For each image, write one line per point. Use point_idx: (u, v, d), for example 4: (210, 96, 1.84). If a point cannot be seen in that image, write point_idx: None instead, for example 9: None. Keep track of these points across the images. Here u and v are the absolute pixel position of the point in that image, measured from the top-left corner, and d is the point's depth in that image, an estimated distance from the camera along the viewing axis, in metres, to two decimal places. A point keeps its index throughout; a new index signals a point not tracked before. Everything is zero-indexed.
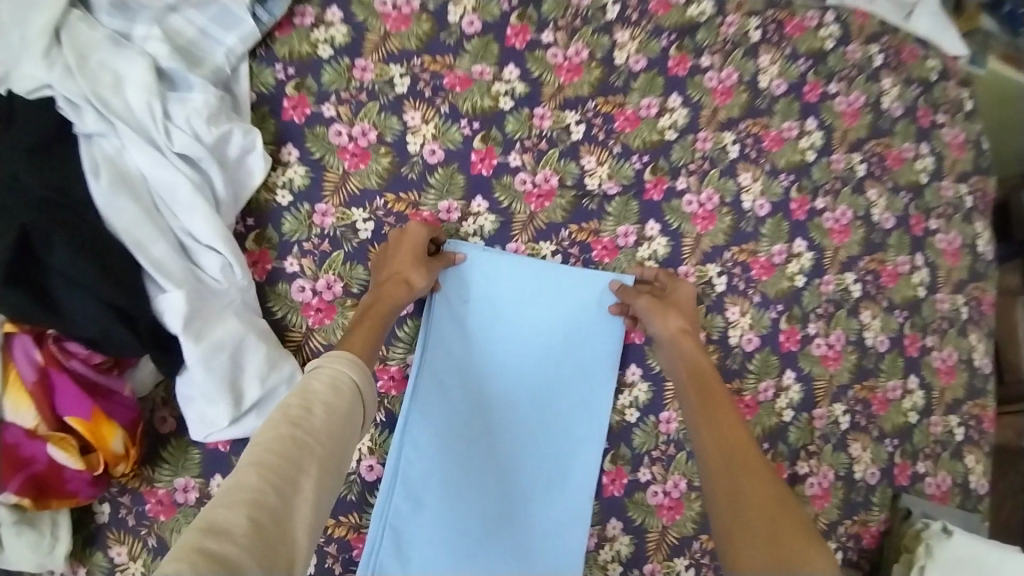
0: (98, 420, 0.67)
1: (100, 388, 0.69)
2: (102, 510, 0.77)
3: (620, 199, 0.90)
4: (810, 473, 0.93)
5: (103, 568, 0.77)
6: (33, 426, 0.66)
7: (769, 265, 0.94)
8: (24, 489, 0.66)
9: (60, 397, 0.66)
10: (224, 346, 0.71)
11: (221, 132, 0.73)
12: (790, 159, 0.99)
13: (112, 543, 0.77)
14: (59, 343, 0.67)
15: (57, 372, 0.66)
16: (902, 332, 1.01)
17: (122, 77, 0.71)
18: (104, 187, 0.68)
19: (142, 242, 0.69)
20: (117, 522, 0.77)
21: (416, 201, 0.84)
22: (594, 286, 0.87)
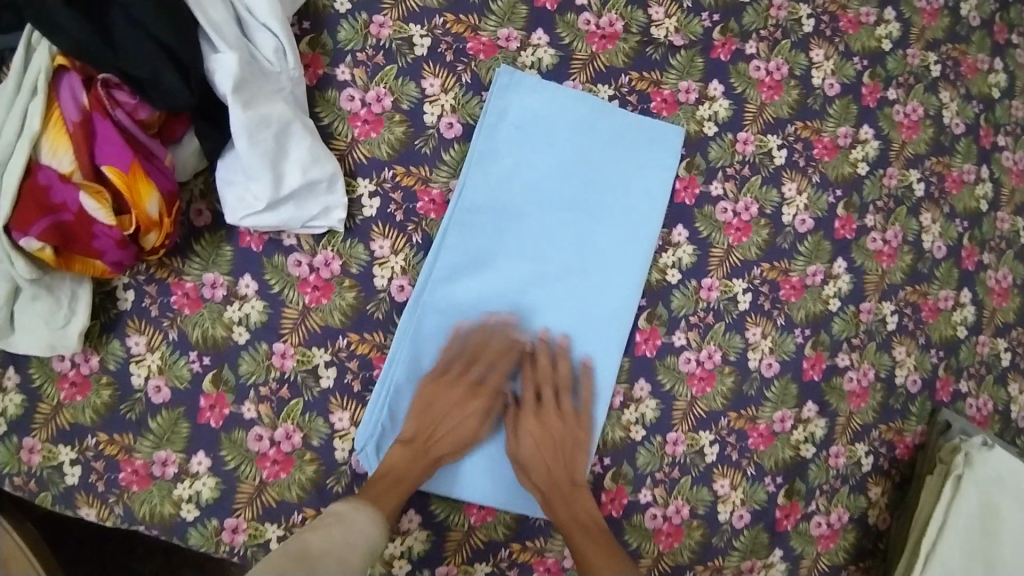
0: (135, 174, 0.62)
1: (141, 148, 0.64)
2: (126, 297, 0.74)
3: (685, 54, 0.85)
4: (850, 367, 0.88)
5: (118, 358, 0.74)
6: (68, 171, 0.62)
7: (834, 146, 0.89)
8: (47, 234, 0.61)
9: (100, 146, 0.62)
10: (271, 122, 0.66)
11: None
12: (865, 44, 0.93)
13: (131, 332, 0.75)
14: (106, 90, 0.63)
15: (100, 118, 0.62)
16: (961, 242, 0.96)
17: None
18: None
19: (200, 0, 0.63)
20: (139, 311, 0.74)
21: (475, 26, 0.79)
22: (650, 133, 0.82)
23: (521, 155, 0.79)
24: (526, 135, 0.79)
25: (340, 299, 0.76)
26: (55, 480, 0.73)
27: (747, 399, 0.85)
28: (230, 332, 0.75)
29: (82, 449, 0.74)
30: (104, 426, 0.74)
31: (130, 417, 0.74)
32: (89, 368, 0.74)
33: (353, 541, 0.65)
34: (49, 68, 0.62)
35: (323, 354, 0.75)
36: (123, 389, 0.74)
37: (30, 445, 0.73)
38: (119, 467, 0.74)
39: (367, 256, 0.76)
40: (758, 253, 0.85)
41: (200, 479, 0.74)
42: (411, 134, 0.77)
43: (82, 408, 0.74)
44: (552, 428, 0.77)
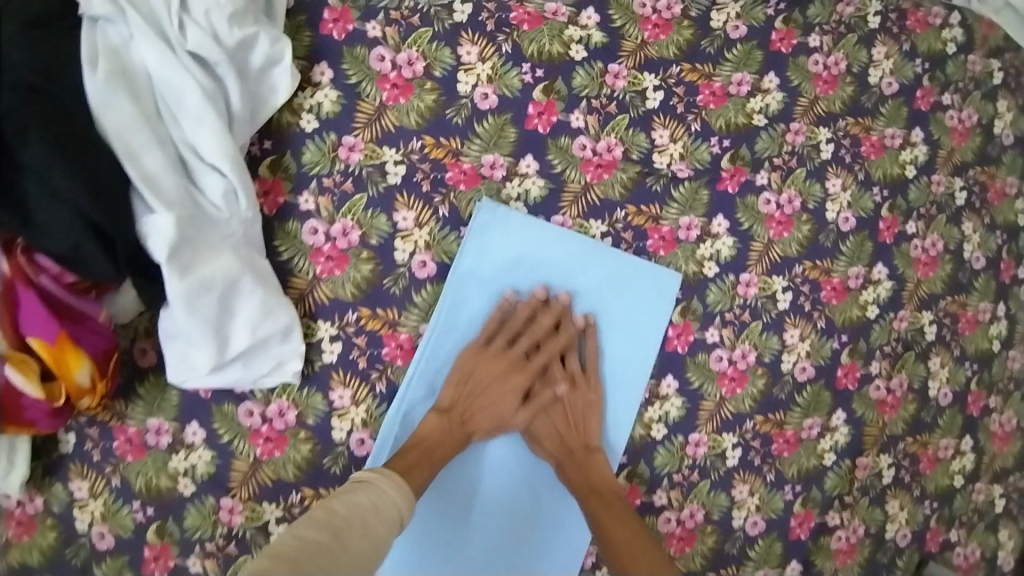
0: (63, 346, 0.55)
1: (71, 311, 0.56)
2: (67, 439, 0.66)
3: (689, 186, 0.77)
4: (839, 526, 0.83)
5: (61, 501, 0.66)
6: None
7: (843, 288, 0.82)
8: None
9: (23, 316, 0.54)
10: (214, 285, 0.57)
11: (245, 34, 0.58)
12: (887, 172, 0.85)
13: (74, 475, 0.66)
14: (28, 253, 0.54)
15: (22, 287, 0.54)
16: (968, 387, 0.90)
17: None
18: (98, 78, 0.53)
19: (133, 151, 0.55)
20: (82, 454, 0.66)
21: (457, 151, 0.72)
22: (643, 279, 0.75)
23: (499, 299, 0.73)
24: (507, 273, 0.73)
25: (295, 451, 0.68)
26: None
27: (729, 558, 0.80)
28: (175, 483, 0.67)
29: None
30: (53, 568, 0.66)
31: (75, 563, 0.66)
32: (34, 508, 0.65)
33: (380, 507, 0.56)
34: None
35: (275, 509, 0.68)
36: (68, 532, 0.66)
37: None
38: None
39: (325, 406, 0.68)
40: (752, 406, 0.79)
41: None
42: (380, 273, 0.69)
43: (29, 549, 0.65)
44: (582, 393, 0.74)
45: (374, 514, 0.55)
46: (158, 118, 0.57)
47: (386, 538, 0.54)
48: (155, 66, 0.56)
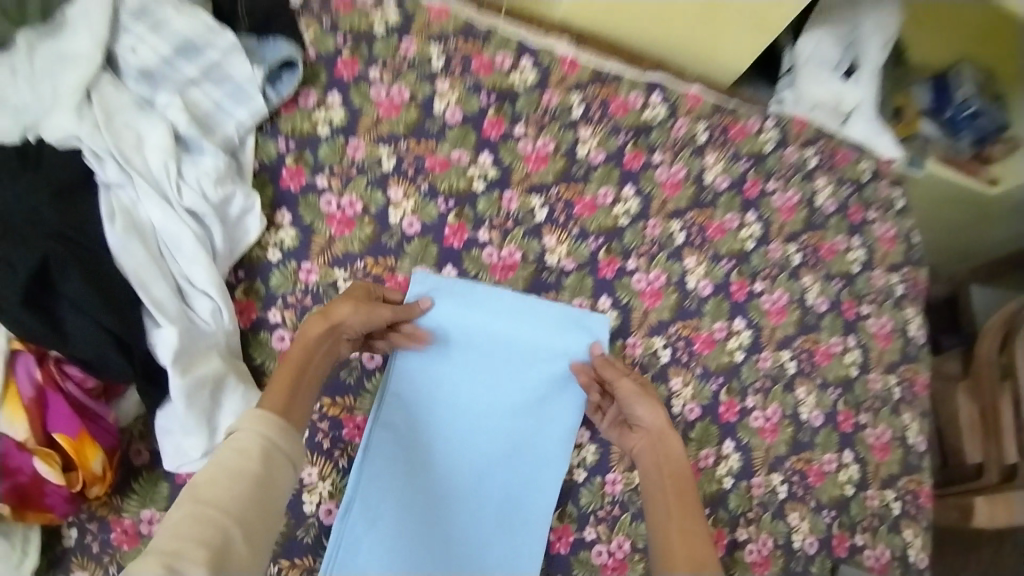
0: (83, 438, 0.69)
1: (88, 412, 0.71)
2: (69, 534, 0.77)
3: (576, 275, 1.00)
4: (749, 540, 0.98)
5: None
6: (23, 438, 0.68)
7: (711, 340, 1.03)
8: (4, 497, 0.67)
9: (50, 416, 0.69)
10: (207, 382, 0.74)
11: (226, 192, 0.80)
12: (731, 247, 1.10)
13: (75, 568, 0.77)
14: (58, 364, 0.70)
15: (51, 392, 0.68)
16: (836, 408, 1.10)
17: (144, 141, 0.78)
18: (117, 232, 0.72)
19: (144, 282, 0.72)
20: (81, 548, 0.77)
21: (393, 267, 0.94)
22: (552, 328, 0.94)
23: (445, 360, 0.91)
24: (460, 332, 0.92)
25: None
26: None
27: None
28: None
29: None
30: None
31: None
32: None
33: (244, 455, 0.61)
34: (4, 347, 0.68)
35: None
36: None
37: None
38: None
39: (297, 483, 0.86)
40: None
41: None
42: (336, 367, 0.89)
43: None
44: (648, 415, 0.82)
45: (242, 459, 0.61)
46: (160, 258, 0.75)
47: (257, 471, 0.61)
48: (157, 219, 0.76)
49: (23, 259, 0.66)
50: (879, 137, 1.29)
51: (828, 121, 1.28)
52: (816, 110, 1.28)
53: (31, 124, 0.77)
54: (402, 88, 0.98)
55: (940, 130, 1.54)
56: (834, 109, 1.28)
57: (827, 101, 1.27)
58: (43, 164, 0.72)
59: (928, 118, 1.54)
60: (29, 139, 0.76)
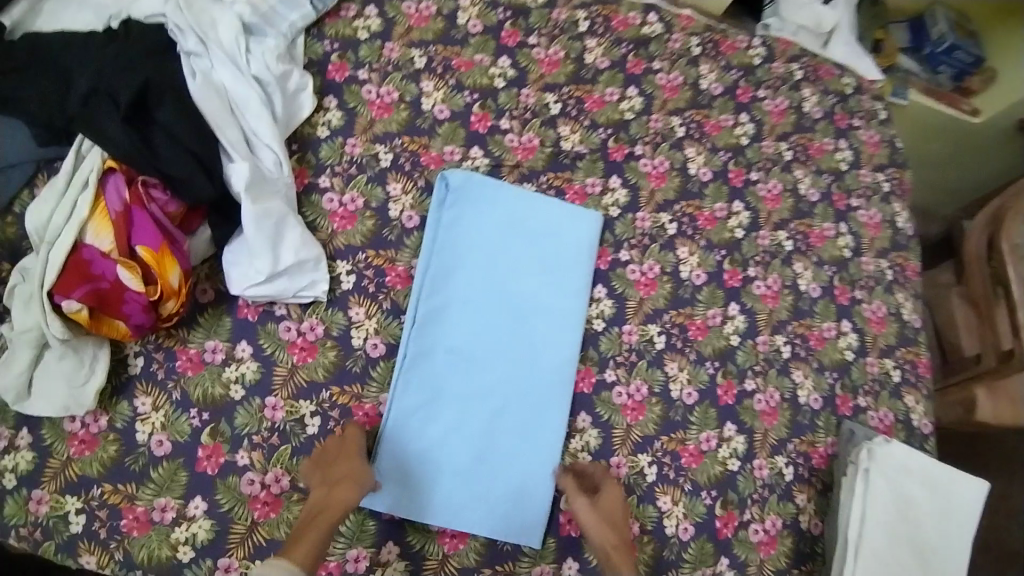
0: (162, 251, 0.79)
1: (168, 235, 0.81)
2: (135, 363, 0.86)
3: (589, 158, 1.11)
4: (757, 390, 1.05)
5: (125, 418, 0.84)
6: (108, 250, 0.79)
7: (713, 217, 1.14)
8: (86, 298, 0.76)
9: (136, 231, 0.80)
10: (272, 215, 0.85)
11: (285, 68, 0.93)
12: (728, 141, 1.21)
13: (139, 393, 0.85)
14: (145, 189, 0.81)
15: (138, 210, 0.80)
16: (833, 283, 1.18)
17: (216, 21, 0.91)
18: (197, 84, 0.85)
19: (219, 126, 0.85)
20: (147, 375, 0.85)
21: (426, 145, 1.03)
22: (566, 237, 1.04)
23: (472, 248, 1.00)
24: (488, 208, 1.02)
25: (323, 357, 0.89)
26: (60, 528, 0.79)
27: (675, 424, 1.00)
28: (227, 390, 0.86)
29: (87, 499, 0.80)
30: (110, 477, 0.81)
31: (134, 468, 0.82)
32: (97, 428, 0.83)
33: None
34: (100, 170, 0.80)
35: (309, 405, 0.87)
36: (128, 444, 0.83)
37: (38, 497, 0.80)
38: (121, 514, 0.80)
39: (345, 320, 0.92)
40: (666, 301, 1.05)
41: (196, 521, 0.81)
42: (379, 226, 0.97)
43: (89, 462, 0.81)
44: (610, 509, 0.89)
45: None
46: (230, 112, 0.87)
47: None
48: (227, 79, 0.88)
49: (123, 94, 0.80)
50: (859, 59, 1.42)
51: (809, 42, 1.42)
52: (799, 33, 1.41)
53: (113, 16, 0.91)
54: (430, 4, 1.11)
55: (919, 66, 1.69)
56: (816, 32, 1.42)
57: (810, 23, 1.40)
58: (140, 32, 0.87)
59: (909, 55, 1.70)
60: (113, 25, 0.90)
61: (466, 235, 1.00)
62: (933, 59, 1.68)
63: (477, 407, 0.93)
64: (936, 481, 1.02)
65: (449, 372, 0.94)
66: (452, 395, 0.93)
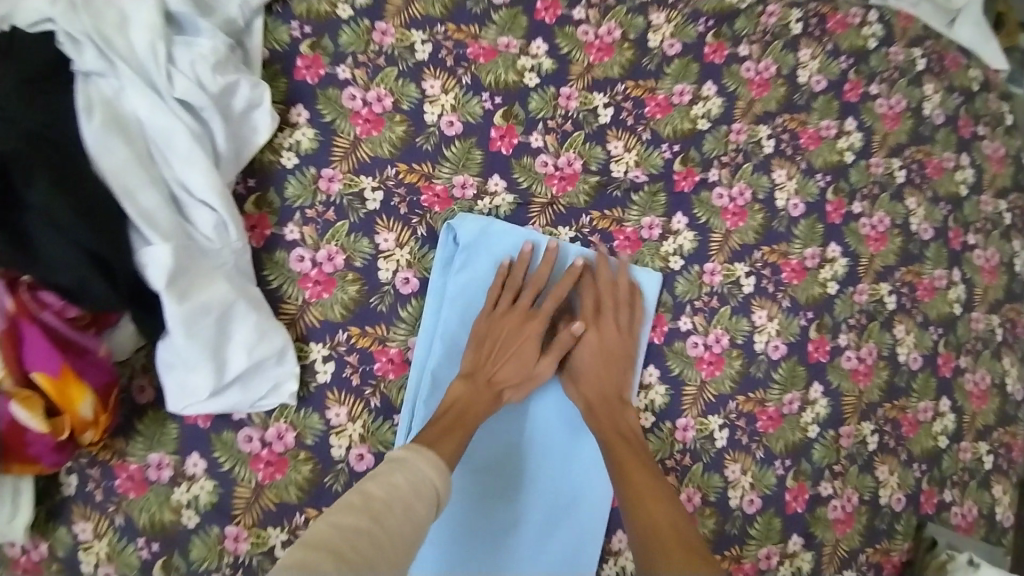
0: (68, 376, 0.59)
1: (74, 346, 0.61)
2: (69, 482, 0.67)
3: (647, 190, 0.84)
4: (833, 495, 0.86)
5: (65, 546, 0.66)
6: None
7: (802, 268, 0.88)
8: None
9: (27, 351, 0.59)
10: (212, 310, 0.62)
11: (228, 82, 0.66)
12: (828, 159, 0.92)
13: (77, 518, 0.67)
14: (30, 291, 0.59)
15: (25, 322, 0.58)
16: (936, 350, 0.95)
17: (127, 18, 0.63)
18: (95, 124, 0.59)
19: (129, 189, 0.60)
20: (84, 496, 0.67)
21: (429, 175, 0.77)
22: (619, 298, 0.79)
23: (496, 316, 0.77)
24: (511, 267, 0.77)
25: (296, 473, 0.70)
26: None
27: (732, 538, 0.82)
28: (179, 516, 0.68)
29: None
30: None
31: None
32: (37, 557, 0.66)
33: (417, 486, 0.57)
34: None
35: (280, 533, 0.69)
36: None
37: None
38: None
39: (323, 425, 0.71)
40: (732, 386, 0.83)
41: None
42: (365, 292, 0.74)
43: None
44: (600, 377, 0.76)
45: (414, 498, 0.55)
46: (150, 160, 0.62)
47: (422, 518, 0.55)
48: (144, 111, 0.62)
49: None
50: (988, 44, 1.07)
51: (932, 21, 1.05)
52: (920, 6, 1.04)
53: None
54: None
55: None
56: (943, 6, 1.05)
57: None
58: (9, 47, 0.58)
59: None
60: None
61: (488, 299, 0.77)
62: None
63: (490, 527, 0.75)
64: None
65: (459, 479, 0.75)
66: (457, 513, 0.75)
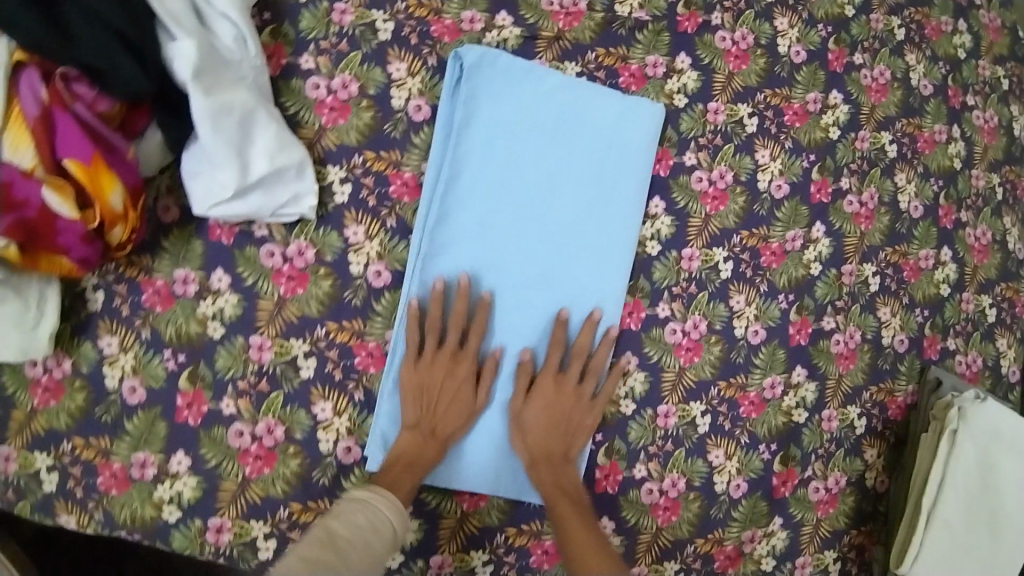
0: (98, 165, 0.63)
1: (104, 142, 0.65)
2: (95, 298, 0.71)
3: (652, 29, 0.85)
4: (836, 330, 0.89)
5: (91, 361, 0.71)
6: (30, 167, 0.62)
7: (804, 112, 0.90)
8: (11, 231, 0.60)
9: (61, 139, 0.63)
10: (234, 110, 0.67)
11: None
12: (829, 11, 0.94)
13: (103, 333, 0.71)
14: (65, 83, 0.63)
15: (60, 111, 0.62)
16: (937, 202, 0.97)
17: None
18: None
19: None
20: (110, 312, 0.71)
21: (438, 10, 0.80)
22: (627, 131, 0.82)
23: (506, 145, 0.79)
24: (516, 99, 0.79)
25: (317, 287, 0.75)
26: (33, 488, 0.70)
27: (736, 367, 0.85)
28: (205, 328, 0.73)
29: (58, 455, 0.70)
30: (80, 430, 0.71)
31: (105, 421, 0.71)
32: (61, 373, 0.70)
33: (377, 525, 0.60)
34: (5, 62, 0.61)
35: (302, 344, 0.75)
36: (97, 392, 0.71)
37: (4, 454, 0.69)
38: (96, 471, 0.71)
39: (341, 243, 0.76)
40: (736, 221, 0.85)
41: (181, 479, 0.72)
42: (379, 119, 0.78)
43: (57, 413, 0.70)
44: (563, 403, 0.78)
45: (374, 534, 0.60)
46: None
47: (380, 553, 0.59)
48: None
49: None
50: None
51: None
52: None
53: None
54: None
55: None
56: None
57: None
58: None
59: None
60: None
61: (498, 128, 0.79)
62: None
63: (499, 348, 0.78)
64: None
65: (470, 304, 0.77)
66: (465, 336, 0.77)
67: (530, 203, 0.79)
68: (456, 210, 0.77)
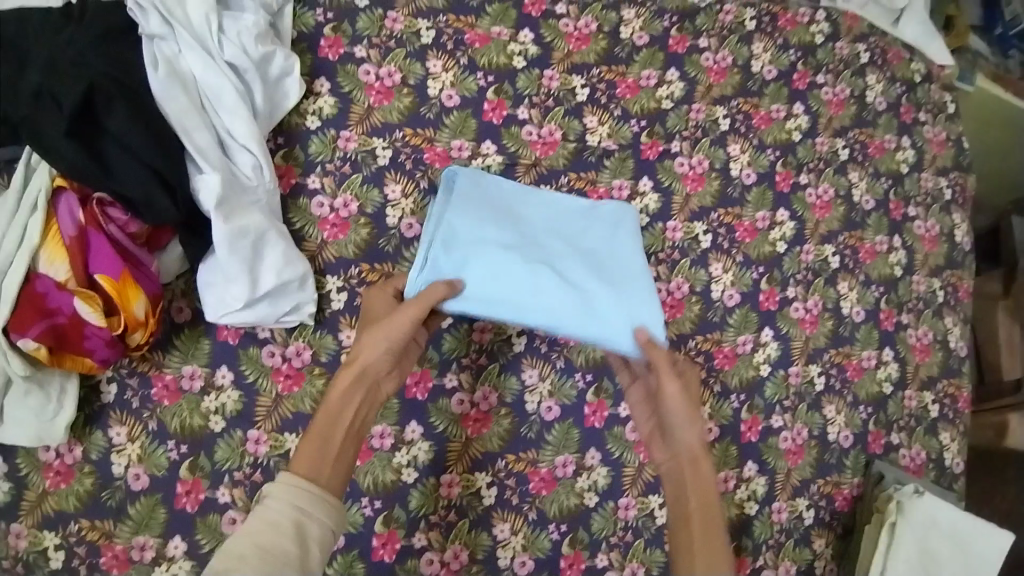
0: (125, 280, 0.71)
1: (131, 257, 0.74)
2: (109, 390, 0.78)
3: (618, 156, 0.97)
4: (784, 427, 0.97)
5: (100, 449, 0.77)
6: (64, 279, 0.71)
7: (754, 229, 1.01)
8: (43, 336, 0.68)
9: (93, 255, 0.72)
10: (248, 233, 0.77)
11: (265, 50, 0.81)
12: (778, 137, 1.06)
13: (113, 423, 0.77)
14: (101, 207, 0.73)
15: (95, 231, 0.72)
16: (878, 306, 1.07)
17: None
18: (160, 77, 0.75)
19: (186, 130, 0.76)
20: (121, 403, 0.78)
21: (431, 138, 0.91)
22: (613, 233, 0.87)
23: (494, 249, 0.86)
24: (506, 202, 0.87)
25: (311, 386, 0.82)
26: (40, 563, 0.74)
27: None
28: (207, 421, 0.79)
29: (65, 535, 0.75)
30: (86, 512, 0.76)
31: (110, 505, 0.76)
32: (72, 459, 0.76)
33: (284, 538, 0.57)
34: (48, 187, 0.72)
35: (295, 438, 0.81)
36: (104, 477, 0.76)
37: (16, 532, 0.74)
38: (99, 552, 0.75)
39: (334, 345, 0.84)
40: (692, 327, 0.95)
41: (177, 562, 0.77)
42: (375, 235, 0.87)
43: (65, 496, 0.75)
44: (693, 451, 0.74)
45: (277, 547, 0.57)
46: (202, 109, 0.78)
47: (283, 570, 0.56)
48: (198, 70, 0.78)
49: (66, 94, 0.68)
50: (932, 40, 1.23)
51: (879, 20, 1.21)
52: (868, 9, 1.21)
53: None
54: None
55: (989, 48, 1.43)
56: (888, 7, 1.22)
57: None
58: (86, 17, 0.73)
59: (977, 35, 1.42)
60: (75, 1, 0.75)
61: (485, 235, 0.86)
62: (1004, 41, 1.42)
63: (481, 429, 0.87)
64: (961, 538, 0.93)
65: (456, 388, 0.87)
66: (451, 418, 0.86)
67: (517, 299, 0.86)
68: (450, 302, 0.85)
